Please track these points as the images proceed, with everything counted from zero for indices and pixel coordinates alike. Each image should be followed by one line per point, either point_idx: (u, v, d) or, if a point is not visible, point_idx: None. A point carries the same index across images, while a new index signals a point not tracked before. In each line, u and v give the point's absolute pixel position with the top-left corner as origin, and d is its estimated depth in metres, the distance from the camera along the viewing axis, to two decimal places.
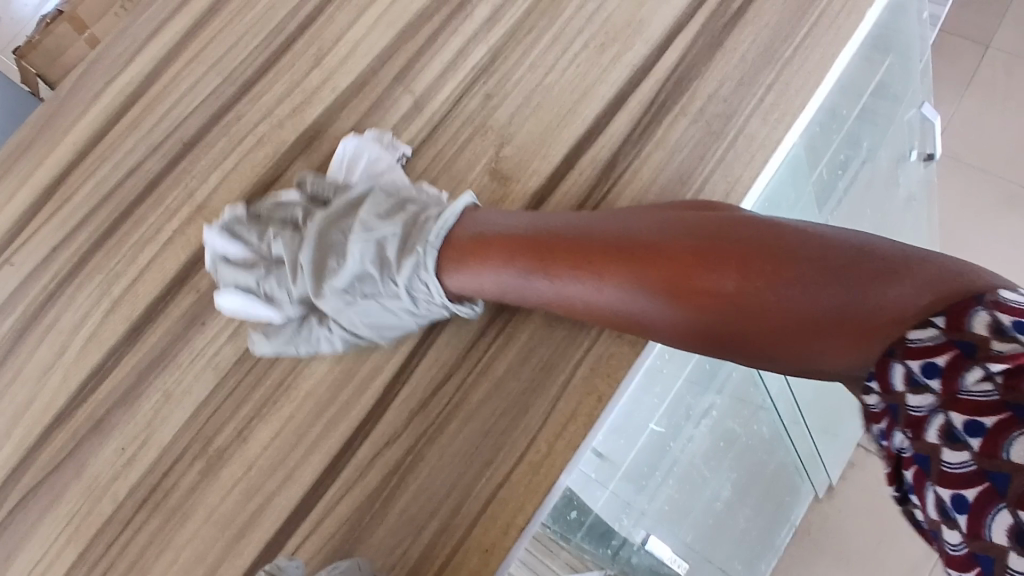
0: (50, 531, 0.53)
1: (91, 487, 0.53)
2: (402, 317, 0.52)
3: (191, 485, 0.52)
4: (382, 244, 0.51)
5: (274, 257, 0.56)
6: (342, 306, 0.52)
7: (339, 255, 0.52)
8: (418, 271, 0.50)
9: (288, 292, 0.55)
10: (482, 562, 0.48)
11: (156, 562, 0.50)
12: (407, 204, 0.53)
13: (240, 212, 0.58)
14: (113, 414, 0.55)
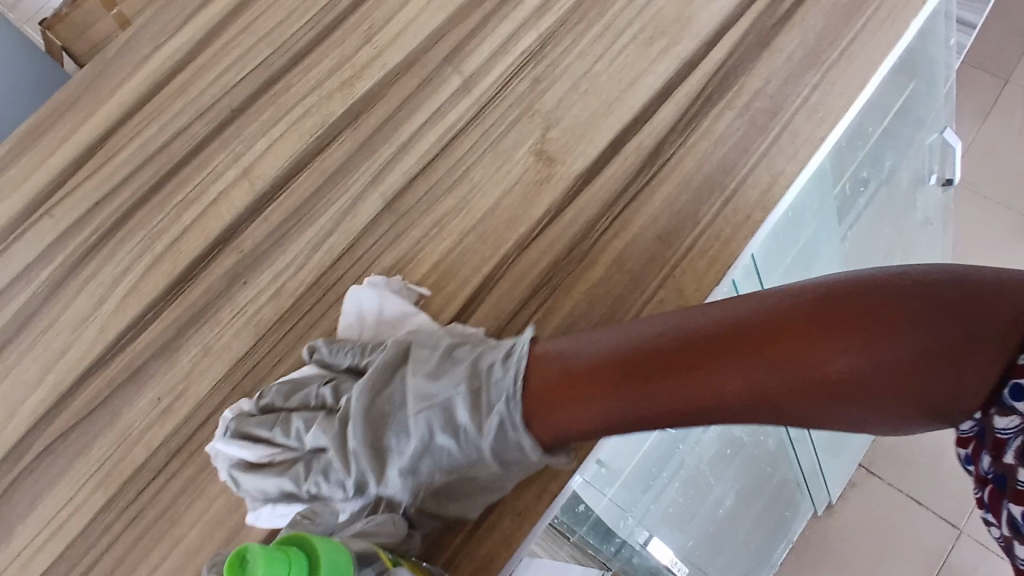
0: (79, 476, 0.53)
1: (124, 435, 0.54)
2: (481, 488, 0.50)
3: (227, 437, 0.53)
4: (450, 406, 0.48)
5: (308, 449, 0.51)
6: (410, 483, 0.49)
7: (398, 433, 0.49)
8: (504, 429, 0.47)
9: (340, 487, 0.50)
10: (516, 525, 0.50)
11: (188, 509, 0.51)
12: (456, 353, 0.50)
13: (246, 407, 0.53)
14: (151, 366, 0.56)
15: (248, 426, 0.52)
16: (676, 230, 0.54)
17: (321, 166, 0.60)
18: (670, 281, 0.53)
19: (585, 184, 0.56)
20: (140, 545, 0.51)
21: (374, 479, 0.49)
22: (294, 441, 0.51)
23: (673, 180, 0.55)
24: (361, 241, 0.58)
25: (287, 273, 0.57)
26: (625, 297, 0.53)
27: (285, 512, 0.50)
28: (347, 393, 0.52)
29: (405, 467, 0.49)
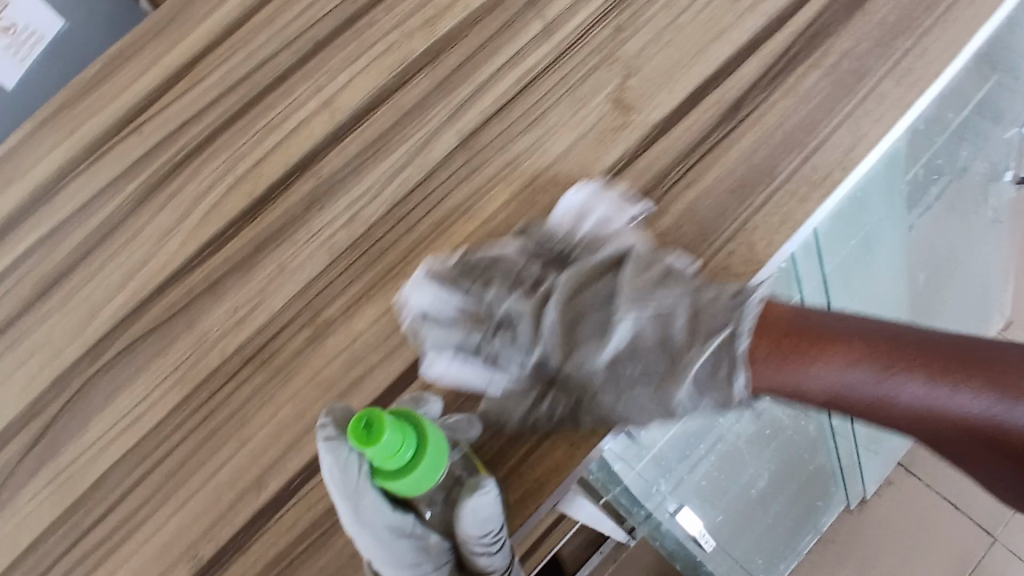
0: (154, 376, 0.56)
1: (201, 341, 0.57)
2: (658, 409, 0.50)
3: (297, 350, 0.54)
4: (667, 315, 0.50)
5: (495, 316, 0.52)
6: (608, 387, 0.50)
7: (602, 321, 0.51)
8: (722, 347, 0.48)
9: (520, 358, 0.52)
10: (568, 455, 0.51)
11: (257, 414, 0.52)
12: (671, 273, 0.51)
13: (439, 266, 0.54)
14: (229, 280, 0.58)
15: (445, 279, 0.53)
16: (752, 184, 0.54)
17: (400, 101, 0.62)
18: (741, 235, 0.53)
19: (660, 134, 0.56)
20: (207, 446, 0.52)
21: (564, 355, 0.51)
22: (485, 305, 0.52)
23: (751, 138, 0.55)
24: (435, 175, 0.58)
25: (361, 200, 0.59)
26: (692, 247, 0.53)
27: (465, 370, 0.52)
28: (554, 275, 0.53)
29: (592, 353, 0.50)
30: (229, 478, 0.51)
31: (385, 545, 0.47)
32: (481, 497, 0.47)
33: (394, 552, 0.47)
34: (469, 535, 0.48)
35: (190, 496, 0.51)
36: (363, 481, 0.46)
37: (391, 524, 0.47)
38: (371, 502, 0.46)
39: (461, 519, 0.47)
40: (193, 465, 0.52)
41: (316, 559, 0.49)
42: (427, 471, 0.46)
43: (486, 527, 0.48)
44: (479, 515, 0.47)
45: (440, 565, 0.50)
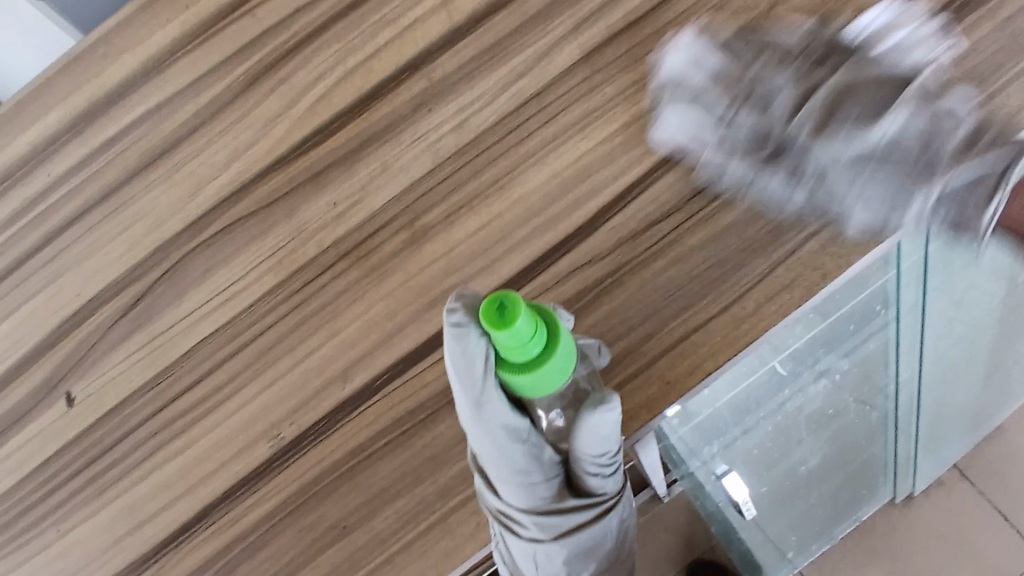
0: (250, 259, 0.57)
1: (298, 230, 0.56)
2: (872, 216, 0.48)
3: (395, 251, 0.53)
4: (913, 131, 0.49)
5: (734, 103, 0.53)
6: (838, 145, 0.49)
7: (875, 116, 0.50)
8: (946, 190, 0.49)
9: (746, 137, 0.51)
10: (662, 392, 0.47)
11: (349, 308, 0.52)
12: (946, 113, 0.49)
13: (679, 59, 0.53)
14: (331, 172, 0.57)
15: (681, 74, 0.53)
16: (901, 136, 0.49)
17: (523, 7, 0.58)
18: (880, 189, 0.49)
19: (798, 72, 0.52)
20: (299, 332, 0.53)
21: (792, 169, 0.50)
22: (729, 114, 0.53)
23: (897, 88, 0.50)
24: (553, 86, 0.55)
25: (472, 107, 0.56)
26: (826, 196, 0.49)
27: (692, 134, 0.51)
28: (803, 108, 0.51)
29: (824, 125, 0.50)
30: (316, 365, 0.51)
31: (499, 447, 0.46)
32: (603, 414, 0.45)
33: (507, 455, 0.47)
34: (587, 451, 0.47)
35: (278, 377, 0.52)
36: (487, 373, 0.45)
37: (508, 426, 0.46)
38: (492, 398, 0.45)
39: (579, 435, 0.46)
40: (283, 347, 0.53)
41: (395, 455, 0.49)
42: (555, 370, 0.44)
43: (603, 447, 0.47)
44: (599, 432, 0.45)
45: (549, 477, 0.50)
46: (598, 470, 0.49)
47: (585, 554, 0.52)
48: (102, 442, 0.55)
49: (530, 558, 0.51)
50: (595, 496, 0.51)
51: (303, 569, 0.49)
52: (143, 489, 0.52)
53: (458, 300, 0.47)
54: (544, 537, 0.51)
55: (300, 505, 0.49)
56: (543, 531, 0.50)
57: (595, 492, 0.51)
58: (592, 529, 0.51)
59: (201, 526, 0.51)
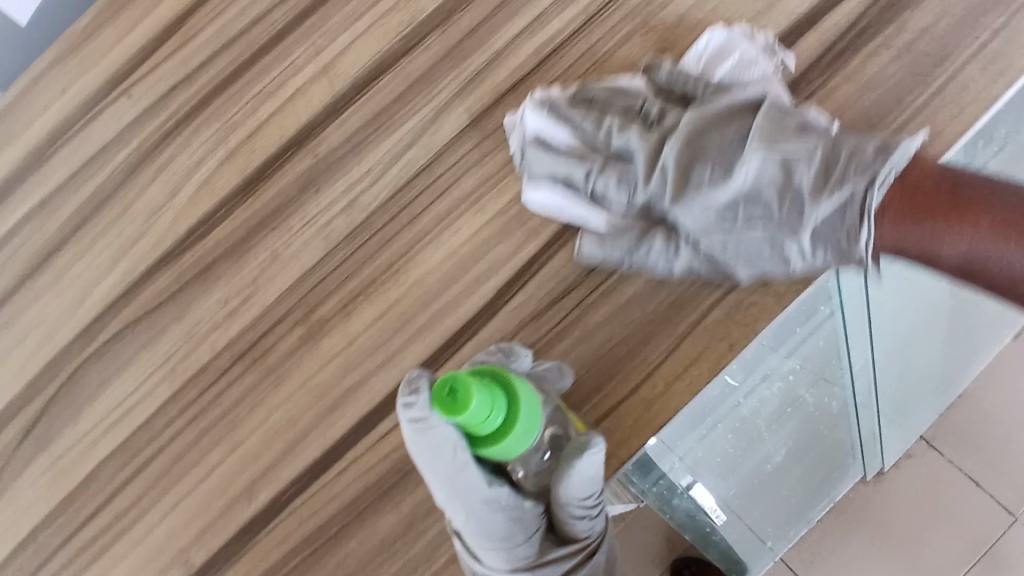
0: (146, 366, 0.54)
1: (191, 331, 0.53)
2: (771, 260, 0.47)
3: (290, 349, 0.50)
4: (791, 164, 0.46)
5: (611, 151, 0.50)
6: (700, 212, 0.47)
7: (717, 165, 0.47)
8: (853, 203, 0.45)
9: (627, 195, 0.49)
10: None
11: (247, 417, 0.49)
12: (809, 127, 0.47)
13: (559, 94, 0.51)
14: (220, 267, 0.54)
15: (561, 108, 0.50)
16: None
17: (407, 67, 0.55)
18: None
19: (628, 167, 0.49)
20: (200, 445, 0.50)
21: (645, 176, 0.48)
22: (591, 182, 0.49)
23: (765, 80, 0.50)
24: (444, 155, 0.52)
25: (361, 184, 0.53)
26: None
27: (565, 206, 0.49)
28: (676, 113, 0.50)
29: (672, 182, 0.47)
30: (220, 481, 0.49)
31: (480, 513, 0.45)
32: (585, 459, 0.44)
33: (487, 520, 0.45)
34: (572, 494, 0.46)
35: (183, 496, 0.49)
36: (461, 453, 0.44)
37: (486, 496, 0.45)
38: (467, 475, 0.44)
39: (559, 483, 0.45)
40: (190, 463, 0.50)
41: (313, 570, 0.48)
42: (518, 441, 0.43)
43: (586, 490, 0.45)
44: (580, 477, 0.45)
45: (530, 533, 0.47)
46: (583, 515, 0.48)
47: None
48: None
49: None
50: (580, 541, 0.49)
51: None
52: None
53: (413, 384, 0.44)
54: None
55: None
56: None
57: (582, 537, 0.49)
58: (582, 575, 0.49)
59: None
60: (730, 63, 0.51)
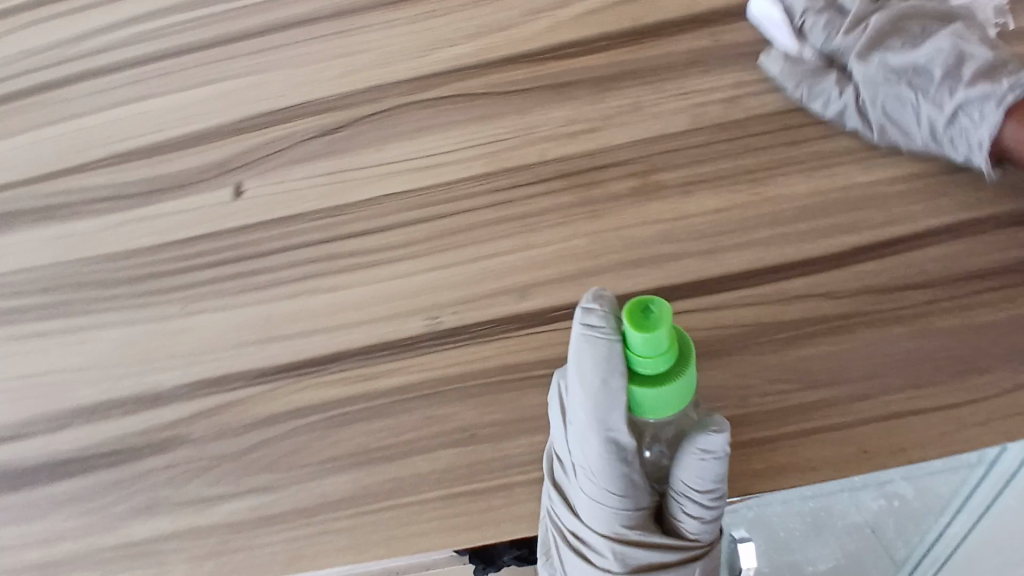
0: (467, 135, 0.55)
1: (527, 130, 0.54)
2: (915, 123, 0.49)
3: (619, 193, 0.51)
4: (963, 56, 0.49)
5: (835, 6, 0.55)
6: (879, 80, 0.50)
7: (906, 41, 0.51)
8: (983, 100, 0.47)
9: (828, 35, 0.54)
10: (851, 468, 0.41)
11: (550, 227, 0.50)
12: (970, 103, 0.47)
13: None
14: (579, 90, 0.55)
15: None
16: None
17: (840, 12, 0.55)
18: None
19: (860, 19, 0.53)
20: (493, 229, 0.51)
21: (843, 27, 0.53)
22: (807, 14, 0.55)
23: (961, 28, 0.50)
24: None
25: (749, 87, 0.53)
26: None
27: (775, 21, 0.54)
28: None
29: (864, 43, 0.52)
30: (499, 268, 0.50)
31: (597, 453, 0.39)
32: (716, 439, 0.37)
33: (602, 467, 0.39)
34: (700, 483, 0.39)
35: (459, 262, 0.51)
36: (614, 381, 0.37)
37: (613, 439, 0.39)
38: (603, 405, 0.38)
39: (682, 459, 0.39)
40: (477, 238, 0.51)
41: (532, 394, 0.46)
42: (656, 403, 0.37)
43: (710, 479, 0.38)
44: (704, 458, 0.38)
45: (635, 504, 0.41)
46: (694, 505, 0.40)
47: None
48: (257, 244, 0.54)
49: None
50: (687, 540, 0.41)
51: (404, 459, 0.45)
52: (288, 308, 0.51)
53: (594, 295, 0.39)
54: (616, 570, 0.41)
55: (418, 395, 0.47)
56: (612, 563, 0.41)
57: (688, 538, 0.41)
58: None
59: (328, 368, 0.49)
60: (812, 18, 0.55)
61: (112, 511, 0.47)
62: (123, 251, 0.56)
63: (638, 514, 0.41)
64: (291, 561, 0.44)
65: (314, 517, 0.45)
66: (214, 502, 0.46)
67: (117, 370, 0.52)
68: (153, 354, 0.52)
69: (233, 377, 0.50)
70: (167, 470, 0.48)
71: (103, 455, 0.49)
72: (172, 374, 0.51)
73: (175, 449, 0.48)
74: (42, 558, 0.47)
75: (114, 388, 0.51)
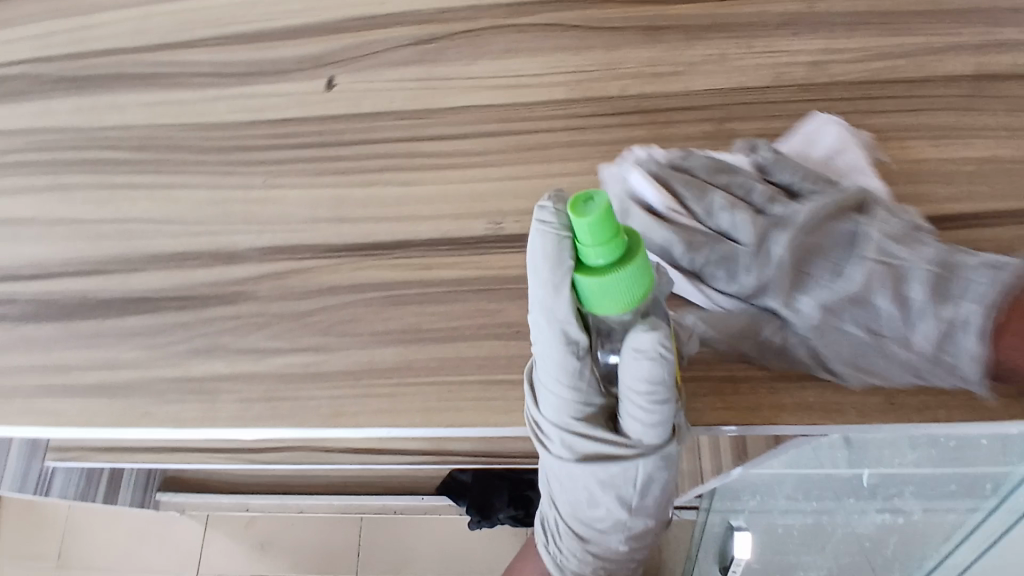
0: (554, 62, 0.58)
1: (611, 65, 0.57)
2: (891, 329, 0.43)
3: (692, 135, 0.53)
4: (895, 269, 0.43)
5: (712, 231, 0.47)
6: (770, 267, 0.44)
7: (832, 268, 0.44)
8: (959, 325, 0.41)
9: (744, 272, 0.45)
10: (877, 413, 0.43)
11: (621, 156, 0.53)
12: (863, 255, 0.44)
13: (660, 157, 0.50)
14: (667, 36, 0.57)
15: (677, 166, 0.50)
16: None
17: None
18: None
19: (744, 190, 0.48)
20: (566, 151, 0.54)
21: (752, 212, 0.46)
22: (706, 209, 0.47)
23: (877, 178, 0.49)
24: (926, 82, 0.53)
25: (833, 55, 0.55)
26: None
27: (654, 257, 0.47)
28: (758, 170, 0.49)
29: (795, 227, 0.45)
30: (566, 187, 0.52)
31: (549, 343, 0.42)
32: (648, 339, 0.40)
33: (548, 357, 0.43)
34: (634, 379, 0.41)
35: (529, 176, 0.53)
36: (560, 278, 0.39)
37: (564, 332, 0.42)
38: (552, 299, 0.40)
39: (622, 358, 0.42)
40: (549, 157, 0.54)
41: None
42: (599, 292, 0.39)
43: (645, 379, 0.41)
44: (641, 359, 0.41)
45: (586, 398, 0.45)
46: (636, 407, 0.43)
47: (609, 484, 0.47)
48: (341, 134, 0.57)
49: (551, 473, 0.49)
50: (632, 439, 0.45)
51: (451, 342, 0.48)
52: (362, 194, 0.54)
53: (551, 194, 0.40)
54: (567, 458, 0.46)
55: (472, 289, 0.50)
56: (561, 450, 0.46)
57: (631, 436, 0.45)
58: (619, 469, 0.46)
59: (390, 253, 0.52)
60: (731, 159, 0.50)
61: (175, 347, 0.51)
62: (217, 122, 0.60)
63: (587, 409, 0.45)
64: (332, 416, 0.47)
65: (361, 380, 0.48)
66: (269, 354, 0.49)
67: (196, 225, 0.55)
68: (232, 217, 0.55)
69: (303, 247, 0.53)
70: (231, 320, 0.51)
71: (173, 298, 0.53)
72: (246, 236, 0.54)
73: (241, 303, 0.51)
74: (101, 380, 0.51)
75: (192, 242, 0.55)
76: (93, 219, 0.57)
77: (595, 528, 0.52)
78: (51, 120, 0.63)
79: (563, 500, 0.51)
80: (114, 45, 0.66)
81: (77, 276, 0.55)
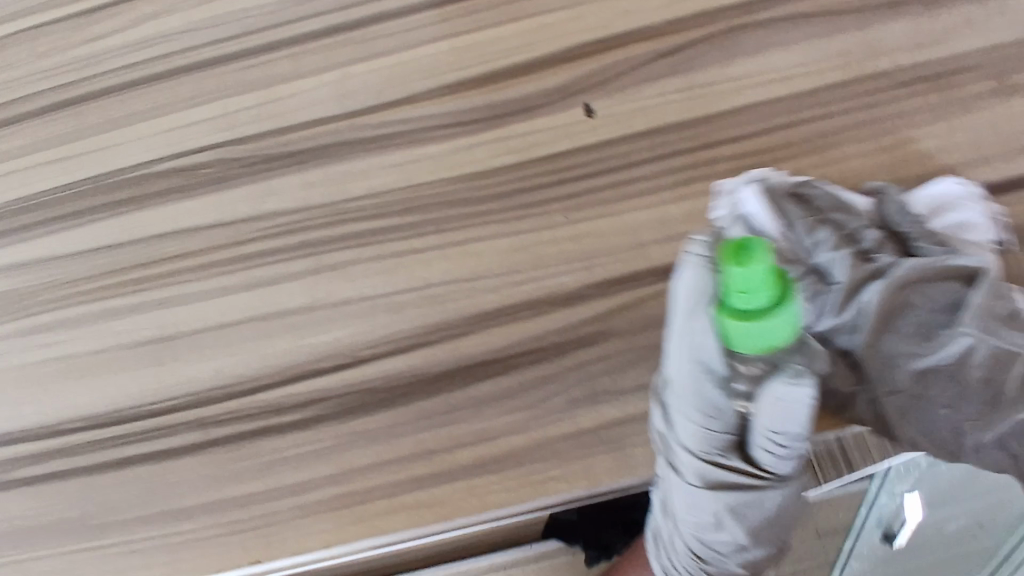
0: (812, 50, 0.57)
1: (872, 42, 0.56)
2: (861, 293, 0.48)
3: (982, 93, 0.54)
4: (830, 239, 0.50)
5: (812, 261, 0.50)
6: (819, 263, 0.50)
7: (807, 245, 0.50)
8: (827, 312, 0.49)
9: (828, 242, 0.50)
10: None
11: (924, 126, 0.53)
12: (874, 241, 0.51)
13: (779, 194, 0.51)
14: (912, 6, 0.57)
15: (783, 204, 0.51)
16: None
17: None
18: None
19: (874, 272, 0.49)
20: (868, 129, 0.54)
21: (835, 305, 0.48)
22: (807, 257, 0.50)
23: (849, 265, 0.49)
24: None
25: None
26: None
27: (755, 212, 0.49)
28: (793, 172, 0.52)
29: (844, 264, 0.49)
30: (887, 163, 0.53)
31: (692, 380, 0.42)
32: (790, 388, 0.40)
33: (690, 392, 0.42)
34: (767, 424, 0.42)
35: (842, 160, 0.53)
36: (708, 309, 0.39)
37: (710, 370, 0.42)
38: (701, 333, 0.41)
39: (758, 403, 0.41)
40: (853, 139, 0.54)
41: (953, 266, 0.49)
42: (740, 336, 0.37)
43: (780, 421, 0.41)
44: (780, 401, 0.41)
45: (724, 428, 0.43)
46: (771, 447, 0.43)
47: (734, 517, 0.45)
48: (622, 156, 0.55)
49: (671, 494, 0.46)
50: (762, 467, 0.45)
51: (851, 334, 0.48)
52: (678, 211, 0.52)
53: (701, 244, 0.44)
54: (699, 483, 0.45)
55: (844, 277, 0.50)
56: (699, 477, 0.44)
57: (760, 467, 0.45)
58: (745, 501, 0.45)
59: None
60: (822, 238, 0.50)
61: (553, 403, 0.47)
62: (478, 169, 0.56)
63: (723, 436, 0.43)
64: None
65: None
66: None
67: (511, 277, 0.52)
68: (546, 261, 0.52)
69: (641, 274, 0.50)
70: (600, 361, 0.48)
71: (525, 355, 0.49)
72: (573, 277, 0.51)
73: (604, 343, 0.48)
74: (483, 457, 0.46)
75: (516, 294, 0.51)
76: (386, 293, 0.53)
77: (711, 555, 0.48)
78: (281, 201, 0.58)
79: (669, 514, 0.48)
80: (320, 114, 0.62)
81: (395, 353, 0.50)
